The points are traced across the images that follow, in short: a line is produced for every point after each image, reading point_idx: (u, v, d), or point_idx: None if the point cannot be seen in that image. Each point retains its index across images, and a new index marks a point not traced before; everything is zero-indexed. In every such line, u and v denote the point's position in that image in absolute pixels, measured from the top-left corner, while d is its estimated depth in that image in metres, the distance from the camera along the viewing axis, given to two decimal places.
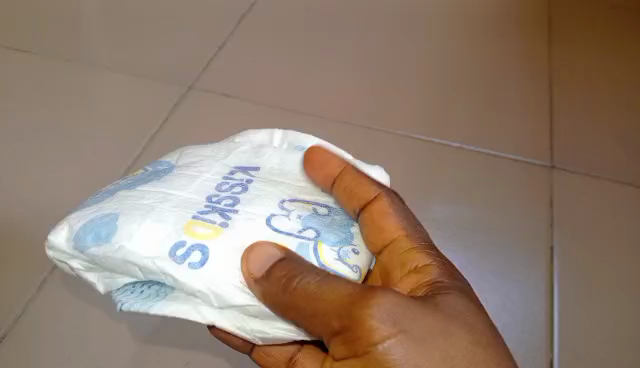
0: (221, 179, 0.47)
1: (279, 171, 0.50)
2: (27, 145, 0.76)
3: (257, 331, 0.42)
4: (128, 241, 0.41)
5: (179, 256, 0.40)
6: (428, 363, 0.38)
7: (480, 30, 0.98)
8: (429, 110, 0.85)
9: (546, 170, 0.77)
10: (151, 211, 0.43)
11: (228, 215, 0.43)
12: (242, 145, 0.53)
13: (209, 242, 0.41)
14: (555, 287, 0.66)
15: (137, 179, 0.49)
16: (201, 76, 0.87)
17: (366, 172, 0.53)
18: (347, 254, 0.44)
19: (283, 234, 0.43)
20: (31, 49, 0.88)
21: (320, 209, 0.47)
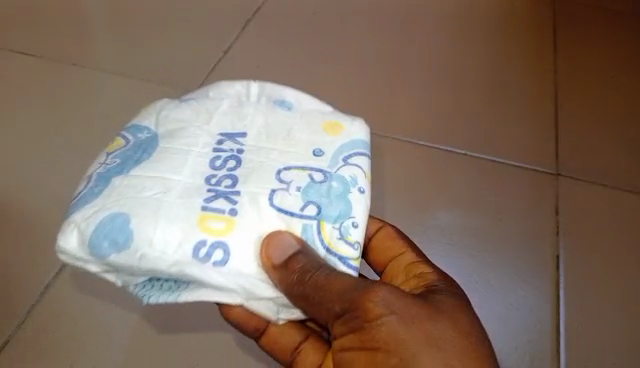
0: (213, 154, 0.52)
1: (265, 134, 0.55)
2: (47, 157, 0.85)
3: (280, 312, 0.51)
4: (150, 247, 0.46)
5: (201, 256, 0.46)
6: (414, 340, 0.45)
7: (491, 56, 1.06)
8: (437, 116, 0.95)
9: (553, 178, 0.88)
10: (161, 208, 0.48)
11: (234, 200, 0.49)
12: (221, 104, 0.57)
13: (226, 239, 0.47)
14: (561, 291, 0.76)
15: (125, 155, 0.53)
16: (207, 82, 0.98)
17: (352, 127, 0.56)
18: (348, 230, 0.49)
19: (287, 214, 0.49)
20: (76, 74, 0.96)
21: (316, 174, 0.51)
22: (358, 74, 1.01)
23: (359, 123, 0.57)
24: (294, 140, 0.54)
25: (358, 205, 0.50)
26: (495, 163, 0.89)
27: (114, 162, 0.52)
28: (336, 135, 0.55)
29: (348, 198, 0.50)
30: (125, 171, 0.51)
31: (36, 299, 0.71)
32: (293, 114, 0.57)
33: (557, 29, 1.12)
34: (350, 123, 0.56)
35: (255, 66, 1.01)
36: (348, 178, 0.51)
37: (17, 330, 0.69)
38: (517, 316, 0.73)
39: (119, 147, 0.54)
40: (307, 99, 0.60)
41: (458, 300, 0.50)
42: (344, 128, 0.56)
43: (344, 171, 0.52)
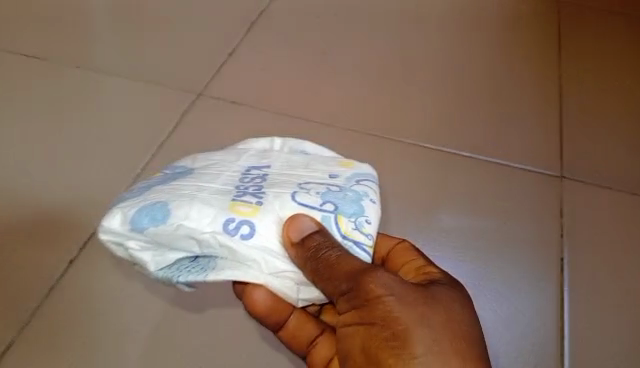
0: (240, 175, 0.55)
1: (288, 165, 0.57)
2: (50, 160, 0.85)
3: (301, 296, 0.52)
4: (186, 220, 0.48)
5: (230, 229, 0.48)
6: (407, 318, 0.47)
7: (496, 60, 1.06)
8: (440, 119, 0.95)
9: (557, 181, 0.87)
10: (195, 196, 0.51)
11: (260, 196, 0.51)
12: (248, 149, 0.61)
13: (253, 218, 0.49)
14: (566, 295, 0.75)
15: (164, 178, 0.56)
16: (210, 84, 0.98)
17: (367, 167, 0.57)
18: (363, 223, 0.51)
19: (308, 207, 0.50)
20: (80, 76, 0.97)
21: (333, 186, 0.53)
22: (361, 76, 1.01)
23: (368, 165, 0.58)
24: (313, 168, 0.56)
25: (373, 211, 0.52)
26: (498, 165, 0.89)
27: (154, 181, 0.56)
28: (349, 167, 0.56)
29: (362, 203, 0.51)
30: (165, 183, 0.54)
31: (40, 300, 0.71)
32: (312, 156, 0.59)
33: (562, 32, 1.12)
34: (362, 164, 0.58)
35: (259, 68, 1.01)
36: (362, 190, 0.53)
37: (18, 334, 0.68)
38: (521, 319, 0.73)
39: (158, 176, 0.57)
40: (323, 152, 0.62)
41: (455, 293, 0.51)
42: (359, 166, 0.57)
43: (359, 185, 0.53)
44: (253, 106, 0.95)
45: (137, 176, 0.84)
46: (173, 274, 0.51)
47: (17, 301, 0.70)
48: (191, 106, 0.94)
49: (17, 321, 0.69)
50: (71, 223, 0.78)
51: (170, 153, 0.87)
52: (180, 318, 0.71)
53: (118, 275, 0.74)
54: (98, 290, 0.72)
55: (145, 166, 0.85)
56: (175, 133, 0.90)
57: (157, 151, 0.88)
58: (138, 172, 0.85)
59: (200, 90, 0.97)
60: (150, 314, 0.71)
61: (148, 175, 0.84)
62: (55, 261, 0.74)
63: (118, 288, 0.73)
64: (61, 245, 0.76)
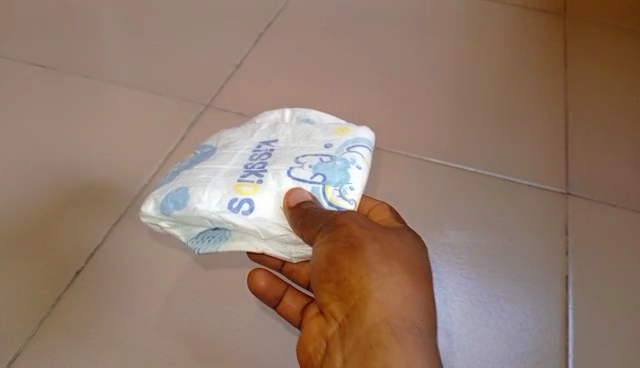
0: (252, 153, 0.65)
1: (291, 139, 0.66)
2: (58, 168, 0.86)
3: (293, 252, 0.61)
4: (199, 203, 0.58)
5: (234, 207, 0.58)
6: (366, 236, 0.51)
7: (503, 74, 1.06)
8: (445, 132, 0.96)
9: (562, 197, 0.88)
10: (209, 181, 0.60)
11: (262, 175, 0.60)
12: (263, 125, 0.70)
13: (253, 195, 0.58)
14: (570, 312, 0.75)
15: (193, 160, 0.67)
16: (217, 96, 0.99)
17: (358, 132, 0.64)
18: (347, 190, 0.58)
19: (301, 181, 0.58)
20: (89, 85, 0.98)
21: (325, 157, 0.61)
22: (367, 89, 1.02)
23: (365, 128, 0.65)
24: (311, 140, 0.64)
25: (356, 177, 0.59)
26: (502, 180, 0.89)
27: (184, 163, 0.67)
28: (344, 135, 0.64)
29: (349, 171, 0.59)
30: (191, 166, 0.65)
31: (46, 311, 0.71)
32: (316, 126, 0.67)
33: (569, 48, 1.13)
34: (357, 129, 0.65)
35: (266, 80, 1.02)
36: (349, 159, 0.60)
37: (26, 345, 0.69)
38: (526, 338, 0.73)
39: (189, 157, 0.68)
40: (325, 117, 0.71)
41: (411, 231, 0.56)
42: (353, 132, 0.64)
43: (348, 154, 0.61)
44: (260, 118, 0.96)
45: (143, 187, 0.85)
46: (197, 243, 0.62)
47: (23, 310, 0.71)
48: (199, 117, 0.95)
49: (23, 332, 0.69)
50: (77, 232, 0.79)
51: (177, 164, 0.88)
52: (185, 329, 0.72)
53: (125, 285, 0.75)
54: (104, 301, 0.73)
55: (153, 177, 0.86)
56: (183, 144, 0.91)
57: (165, 162, 0.88)
58: (145, 183, 0.85)
59: (208, 102, 0.98)
60: (156, 324, 0.72)
61: (155, 185, 0.85)
62: (61, 272, 0.75)
63: (123, 298, 0.73)
64: (67, 254, 0.76)
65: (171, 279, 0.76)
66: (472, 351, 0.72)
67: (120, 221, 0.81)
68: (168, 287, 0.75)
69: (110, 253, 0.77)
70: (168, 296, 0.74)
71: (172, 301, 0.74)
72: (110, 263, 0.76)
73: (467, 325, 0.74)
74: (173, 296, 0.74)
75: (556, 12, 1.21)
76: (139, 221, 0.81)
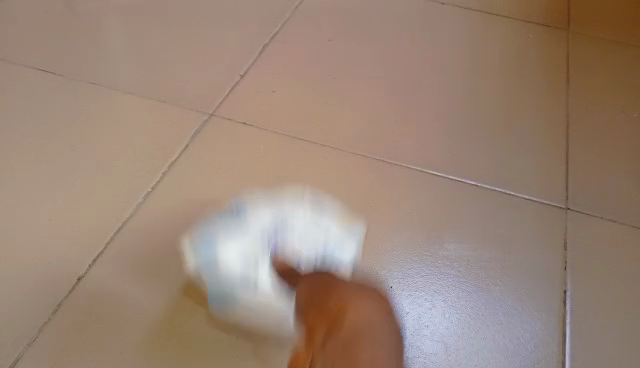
0: (271, 205, 0.75)
1: (304, 205, 0.76)
2: (63, 174, 0.87)
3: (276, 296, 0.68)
4: (218, 240, 0.70)
5: (243, 240, 0.69)
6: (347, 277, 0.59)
7: (505, 88, 1.07)
8: (447, 145, 0.97)
9: (562, 212, 0.88)
10: (231, 225, 0.72)
11: (271, 211, 0.72)
12: (289, 196, 0.80)
13: (258, 237, 0.69)
14: (568, 327, 0.76)
15: (224, 217, 0.77)
16: (222, 104, 1.00)
17: (355, 234, 0.76)
18: (333, 238, 0.69)
19: (298, 224, 0.70)
20: (95, 93, 0.99)
21: (320, 220, 0.72)
22: (370, 100, 1.03)
23: (359, 225, 0.77)
24: (318, 208, 0.75)
25: (342, 243, 0.70)
26: (503, 194, 0.90)
27: (218, 223, 0.77)
28: (341, 230, 0.75)
29: (332, 258, 0.69)
30: (221, 228, 0.75)
31: (49, 316, 0.72)
32: (322, 208, 0.77)
33: (571, 62, 1.13)
34: (354, 226, 0.77)
35: (270, 90, 1.03)
36: (343, 226, 0.73)
37: (26, 349, 0.69)
38: (522, 352, 0.73)
39: (224, 212, 0.78)
40: (336, 207, 0.79)
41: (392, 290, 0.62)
42: (350, 225, 0.76)
43: (336, 243, 0.73)
44: (264, 128, 0.97)
45: (147, 194, 0.86)
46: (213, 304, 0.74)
47: (26, 315, 0.71)
48: (203, 126, 0.96)
49: (26, 335, 0.70)
50: (81, 238, 0.79)
51: (182, 171, 0.89)
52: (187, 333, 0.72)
53: (127, 293, 0.75)
54: (105, 308, 0.73)
55: (156, 185, 0.87)
56: (186, 153, 0.92)
57: (168, 170, 0.89)
58: (148, 191, 0.86)
59: (212, 111, 0.99)
60: (156, 333, 0.72)
61: (158, 192, 0.86)
62: (64, 277, 0.75)
63: (124, 306, 0.74)
64: (70, 260, 0.77)
65: (172, 287, 0.76)
66: (469, 364, 0.71)
67: (123, 228, 0.81)
68: (169, 296, 0.75)
69: (112, 260, 0.78)
70: (169, 305, 0.74)
71: (173, 310, 0.74)
72: (112, 269, 0.77)
73: (465, 337, 0.74)
74: (174, 305, 0.74)
75: (559, 27, 1.22)
76: (141, 229, 0.81)
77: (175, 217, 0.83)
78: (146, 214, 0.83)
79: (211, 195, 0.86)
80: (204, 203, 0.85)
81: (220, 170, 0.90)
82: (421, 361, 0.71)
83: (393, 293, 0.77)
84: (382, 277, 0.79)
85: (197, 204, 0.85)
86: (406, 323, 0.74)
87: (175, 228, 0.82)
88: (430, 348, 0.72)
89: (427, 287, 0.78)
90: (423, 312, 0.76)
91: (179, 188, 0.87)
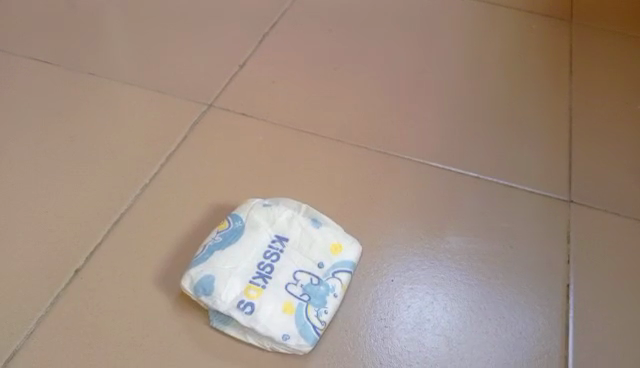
0: (267, 247, 0.74)
1: (301, 241, 0.75)
2: (60, 165, 0.86)
3: (269, 342, 0.68)
4: (216, 303, 0.68)
5: (241, 308, 0.68)
6: None
7: (507, 80, 1.06)
8: (449, 137, 0.96)
9: (565, 205, 0.87)
10: (229, 272, 0.70)
11: (267, 281, 0.71)
12: (285, 210, 0.78)
13: (256, 300, 0.68)
14: (571, 321, 0.75)
15: (220, 235, 0.74)
16: (221, 95, 0.99)
17: (351, 250, 0.76)
18: (321, 313, 0.70)
19: (292, 297, 0.70)
20: (93, 83, 0.98)
21: (315, 277, 0.72)
22: (371, 92, 1.02)
23: (357, 247, 0.76)
24: (314, 249, 0.75)
25: (332, 306, 0.71)
26: (506, 186, 0.89)
27: (215, 238, 0.74)
28: (336, 255, 0.75)
29: (326, 298, 0.71)
30: (219, 247, 0.73)
31: (46, 308, 0.71)
32: (319, 232, 0.76)
33: (574, 53, 1.12)
34: (349, 248, 0.76)
35: (270, 82, 1.02)
36: (337, 269, 0.74)
37: (23, 343, 0.68)
38: (525, 347, 0.72)
39: (222, 228, 0.75)
40: (333, 223, 0.78)
41: None
42: (345, 250, 0.76)
43: (332, 280, 0.72)
44: (263, 119, 0.96)
45: (145, 185, 0.85)
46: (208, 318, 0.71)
47: (23, 307, 0.70)
48: (202, 117, 0.95)
49: (22, 328, 0.69)
50: (78, 229, 0.78)
51: (180, 163, 0.88)
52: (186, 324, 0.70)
53: (124, 284, 0.73)
54: (102, 300, 0.72)
55: (154, 176, 0.86)
56: (185, 144, 0.91)
57: (166, 162, 0.88)
58: (146, 183, 0.85)
59: (211, 102, 0.98)
60: (154, 325, 0.70)
61: (156, 184, 0.85)
62: (61, 269, 0.74)
63: (122, 298, 0.72)
64: (68, 252, 0.76)
65: (170, 278, 0.74)
66: (472, 359, 0.70)
67: (121, 219, 0.80)
68: (167, 287, 0.73)
69: (110, 252, 0.76)
70: (167, 296, 0.73)
71: (170, 301, 0.72)
72: (110, 262, 0.75)
73: (467, 332, 0.73)
74: (172, 296, 0.73)
75: (562, 18, 1.20)
76: (139, 221, 0.80)
77: (174, 210, 0.82)
78: (144, 206, 0.82)
79: (210, 187, 0.85)
80: (202, 196, 0.84)
81: (219, 162, 0.89)
82: (423, 355, 0.70)
83: (394, 286, 0.76)
84: (383, 270, 0.78)
85: (196, 196, 0.84)
86: (407, 317, 0.73)
87: (173, 220, 0.81)
88: (432, 342, 0.71)
89: (428, 281, 0.77)
90: (425, 306, 0.75)
91: (177, 180, 0.86)
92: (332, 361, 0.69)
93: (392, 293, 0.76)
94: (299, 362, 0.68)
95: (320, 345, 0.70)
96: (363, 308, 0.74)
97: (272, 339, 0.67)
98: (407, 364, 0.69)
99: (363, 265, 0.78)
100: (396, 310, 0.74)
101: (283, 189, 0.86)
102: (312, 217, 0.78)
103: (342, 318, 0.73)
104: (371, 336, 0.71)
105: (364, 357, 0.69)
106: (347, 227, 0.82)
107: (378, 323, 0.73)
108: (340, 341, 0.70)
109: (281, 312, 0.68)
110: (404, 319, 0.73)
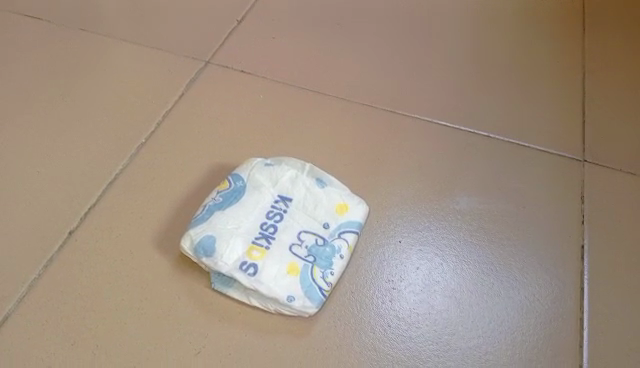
0: (269, 207, 0.71)
1: (305, 201, 0.72)
2: (52, 123, 0.82)
3: (273, 305, 0.65)
4: (217, 265, 0.65)
5: (244, 269, 0.65)
6: None
7: (518, 37, 1.01)
8: (458, 95, 0.92)
9: (579, 165, 0.84)
10: (231, 233, 0.67)
11: (271, 242, 0.68)
12: (288, 170, 0.74)
13: (259, 261, 0.66)
14: (586, 283, 0.72)
15: (221, 195, 0.71)
16: (219, 52, 0.94)
17: (356, 211, 0.72)
18: (328, 274, 0.67)
19: (297, 258, 0.67)
20: (86, 40, 0.94)
21: (320, 238, 0.69)
22: (377, 48, 0.97)
23: (363, 207, 0.73)
24: (319, 209, 0.71)
25: (339, 269, 0.68)
26: (517, 146, 0.86)
27: (215, 198, 0.71)
28: (342, 215, 0.72)
29: (332, 260, 0.68)
30: (220, 207, 0.70)
31: (40, 271, 0.68)
32: (324, 192, 0.73)
33: (588, 9, 1.07)
34: (355, 208, 0.73)
35: (270, 38, 0.97)
36: (342, 230, 0.70)
37: (16, 307, 0.65)
38: (538, 308, 0.69)
39: (222, 188, 0.72)
40: (338, 182, 0.75)
41: None
42: (351, 210, 0.72)
43: (338, 240, 0.69)
44: (264, 77, 0.91)
45: (140, 144, 0.81)
46: (209, 280, 0.68)
47: (17, 269, 0.68)
48: (199, 74, 0.91)
49: (16, 290, 0.66)
50: (72, 190, 0.75)
51: (177, 121, 0.84)
52: (186, 287, 0.67)
53: (121, 246, 0.70)
54: (98, 263, 0.69)
55: (150, 135, 0.82)
56: (182, 102, 0.87)
57: (163, 120, 0.84)
58: (142, 142, 0.81)
59: (209, 59, 0.93)
60: (153, 288, 0.67)
61: (152, 142, 0.81)
62: (55, 230, 0.71)
63: (119, 259, 0.69)
64: (62, 213, 0.73)
65: (170, 240, 0.71)
66: (483, 321, 0.68)
67: (117, 180, 0.77)
68: (166, 248, 0.70)
69: (105, 212, 0.73)
70: (166, 258, 0.70)
71: (170, 263, 0.69)
72: (106, 223, 0.72)
73: (477, 294, 0.70)
74: (171, 258, 0.70)
75: None
76: (136, 181, 0.77)
77: (172, 169, 0.78)
78: (140, 166, 0.78)
79: (208, 146, 0.81)
80: (201, 155, 0.80)
81: (218, 121, 0.85)
82: (432, 317, 0.68)
83: (402, 248, 0.73)
84: (390, 231, 0.75)
85: (194, 156, 0.80)
86: (416, 279, 0.71)
87: (171, 181, 0.77)
88: (442, 304, 0.69)
89: (438, 242, 0.74)
90: (434, 268, 0.72)
91: (175, 138, 0.82)
92: (339, 324, 0.66)
93: (400, 254, 0.73)
94: (306, 325, 0.66)
95: (326, 308, 0.67)
96: (370, 270, 0.71)
97: (276, 301, 0.64)
98: (416, 326, 0.67)
99: (369, 226, 0.75)
100: (404, 272, 0.71)
101: (285, 148, 0.82)
102: (317, 176, 0.74)
103: (348, 280, 0.70)
104: (379, 298, 0.69)
105: (371, 320, 0.67)
106: (353, 187, 0.79)
107: (386, 285, 0.70)
108: (347, 304, 0.68)
109: (285, 273, 0.65)
110: (413, 281, 0.70)
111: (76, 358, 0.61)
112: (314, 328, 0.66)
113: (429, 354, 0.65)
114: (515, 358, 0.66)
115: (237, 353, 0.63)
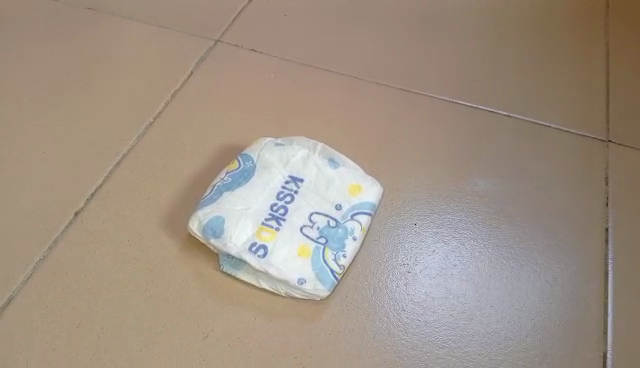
0: (280, 188, 0.69)
1: (317, 182, 0.70)
2: (58, 103, 0.80)
3: (283, 287, 0.63)
4: (226, 247, 0.63)
5: (253, 251, 0.63)
6: None
7: (538, 14, 0.97)
8: (476, 74, 0.88)
9: (602, 146, 0.80)
10: (240, 214, 0.65)
11: (281, 224, 0.65)
12: (299, 150, 0.72)
13: (269, 243, 0.63)
14: (610, 268, 0.69)
15: (230, 176, 0.69)
16: (228, 30, 0.92)
17: (369, 191, 0.70)
18: (340, 257, 0.65)
19: (308, 240, 0.65)
20: (93, 19, 0.92)
21: (332, 220, 0.67)
22: (391, 26, 0.94)
23: (377, 187, 0.70)
24: (331, 190, 0.69)
25: (351, 251, 0.66)
26: (537, 126, 0.82)
27: (223, 179, 0.69)
28: (355, 196, 0.69)
29: (344, 242, 0.66)
30: (229, 189, 0.67)
31: (45, 252, 0.66)
32: (336, 173, 0.70)
33: None
34: (369, 189, 0.70)
35: (281, 16, 0.95)
36: (355, 211, 0.68)
37: (20, 289, 0.63)
38: (559, 293, 0.66)
39: (231, 168, 0.70)
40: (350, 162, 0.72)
41: None
42: (364, 191, 0.70)
43: (350, 221, 0.67)
44: (274, 56, 0.89)
45: (147, 124, 0.79)
46: (217, 263, 0.66)
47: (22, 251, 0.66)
48: (208, 53, 0.88)
49: (20, 272, 0.64)
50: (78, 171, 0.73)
51: (185, 101, 0.82)
52: (193, 270, 0.65)
53: (127, 228, 0.68)
54: (104, 244, 0.67)
55: (158, 115, 0.80)
56: (191, 81, 0.84)
57: (171, 100, 0.82)
58: (149, 122, 0.79)
59: (218, 38, 0.91)
60: (160, 271, 0.65)
61: (160, 123, 0.79)
62: (60, 212, 0.69)
63: (125, 241, 0.67)
64: (68, 194, 0.71)
65: (177, 222, 0.69)
66: (502, 306, 0.65)
67: (123, 161, 0.75)
68: (173, 231, 0.68)
69: (112, 194, 0.71)
70: (174, 240, 0.68)
71: (177, 245, 0.67)
72: (112, 204, 0.70)
73: (496, 278, 0.67)
74: (179, 240, 0.68)
75: None
76: (142, 162, 0.75)
77: (180, 150, 0.76)
78: (148, 147, 0.76)
79: (216, 127, 0.79)
80: (210, 135, 0.78)
81: (227, 101, 0.82)
82: (448, 302, 0.65)
83: (418, 231, 0.71)
84: (405, 213, 0.72)
85: (203, 136, 0.78)
86: (432, 262, 0.68)
87: (179, 162, 0.75)
88: (459, 289, 0.66)
89: (455, 225, 0.71)
90: (451, 251, 0.69)
91: (183, 119, 0.80)
92: (351, 308, 0.64)
93: (415, 237, 0.70)
94: (317, 310, 0.63)
95: (338, 291, 0.65)
96: (384, 253, 0.68)
97: (286, 284, 0.62)
98: (431, 311, 0.64)
99: (383, 208, 0.72)
100: (419, 255, 0.68)
101: (296, 128, 0.80)
102: (329, 157, 0.72)
103: (361, 263, 0.67)
104: (393, 282, 0.66)
105: (385, 304, 0.64)
106: (367, 168, 0.76)
107: (400, 269, 0.67)
108: (360, 288, 0.65)
109: (295, 255, 0.63)
110: (428, 264, 0.68)
111: (81, 341, 0.60)
112: (325, 312, 0.63)
113: (445, 340, 0.62)
114: (535, 345, 0.63)
115: (245, 337, 0.61)
